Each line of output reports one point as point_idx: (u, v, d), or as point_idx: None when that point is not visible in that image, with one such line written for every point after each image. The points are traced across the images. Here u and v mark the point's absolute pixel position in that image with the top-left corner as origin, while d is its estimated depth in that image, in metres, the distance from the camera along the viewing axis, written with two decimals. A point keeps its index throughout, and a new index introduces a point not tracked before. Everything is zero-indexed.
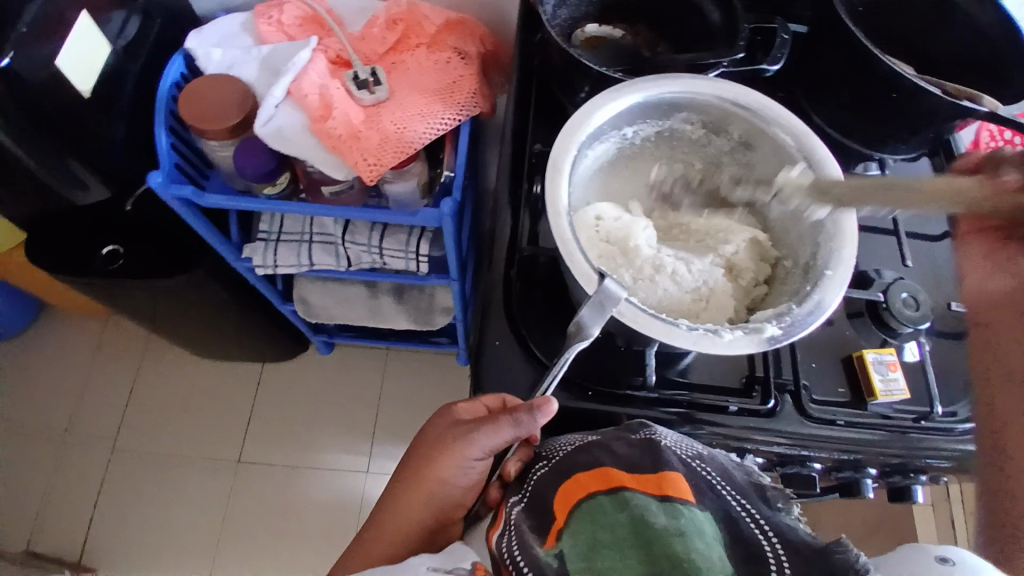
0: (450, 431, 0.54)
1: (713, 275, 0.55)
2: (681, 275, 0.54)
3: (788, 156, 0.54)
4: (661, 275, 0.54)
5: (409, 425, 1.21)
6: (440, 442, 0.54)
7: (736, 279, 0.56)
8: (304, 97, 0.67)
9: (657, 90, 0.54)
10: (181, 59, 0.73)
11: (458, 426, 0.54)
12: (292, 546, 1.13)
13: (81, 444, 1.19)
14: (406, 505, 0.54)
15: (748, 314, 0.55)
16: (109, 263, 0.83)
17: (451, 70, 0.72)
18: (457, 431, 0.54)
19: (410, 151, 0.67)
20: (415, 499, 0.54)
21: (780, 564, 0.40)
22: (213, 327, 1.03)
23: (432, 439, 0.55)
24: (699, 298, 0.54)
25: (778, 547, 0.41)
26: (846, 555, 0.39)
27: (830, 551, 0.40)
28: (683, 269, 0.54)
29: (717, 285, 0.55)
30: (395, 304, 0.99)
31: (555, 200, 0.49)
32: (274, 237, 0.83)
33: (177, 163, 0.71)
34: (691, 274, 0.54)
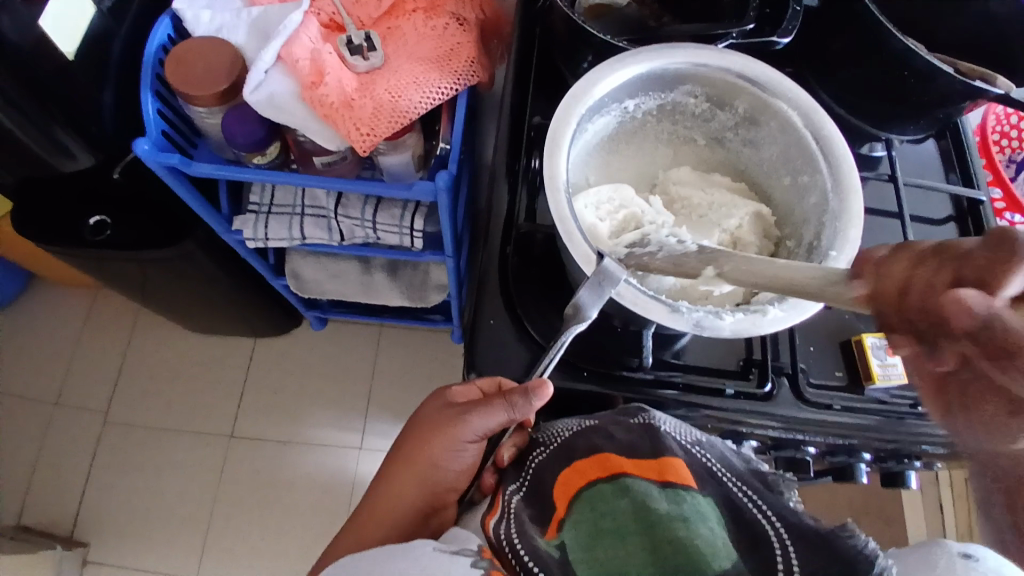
0: (444, 413, 0.53)
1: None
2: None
3: (796, 132, 0.53)
4: None
5: (403, 403, 1.21)
6: (432, 425, 0.53)
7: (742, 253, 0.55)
8: (295, 63, 0.65)
9: (661, 61, 0.52)
10: (167, 21, 0.70)
11: (451, 409, 0.53)
12: (284, 521, 1.13)
13: (71, 416, 1.18)
14: (400, 486, 0.53)
15: None
16: (96, 233, 0.81)
17: (448, 37, 0.69)
18: (450, 413, 0.53)
19: (405, 122, 0.65)
20: (408, 480, 0.53)
21: (787, 557, 0.38)
22: (205, 301, 1.02)
23: (424, 422, 0.54)
24: None
25: (781, 532, 0.40)
26: (853, 539, 0.37)
27: (837, 537, 0.38)
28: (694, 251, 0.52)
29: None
30: (389, 280, 0.97)
31: (554, 175, 0.48)
32: (265, 210, 0.81)
33: (165, 131, 0.68)
34: None
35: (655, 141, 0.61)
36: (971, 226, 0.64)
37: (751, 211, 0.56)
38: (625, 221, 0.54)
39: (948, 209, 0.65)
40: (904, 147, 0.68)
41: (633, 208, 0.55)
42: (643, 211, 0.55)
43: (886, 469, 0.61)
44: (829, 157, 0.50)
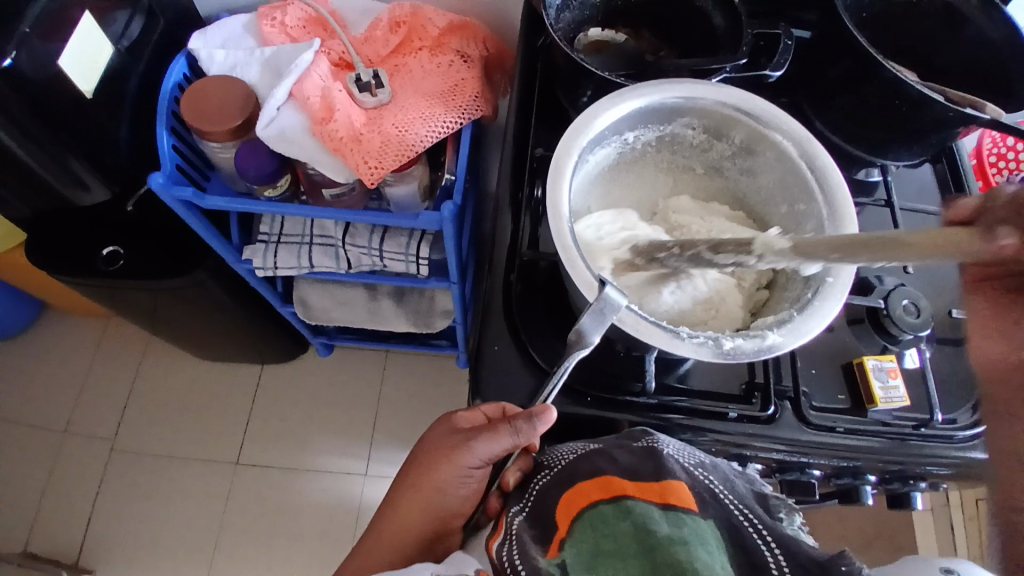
0: (449, 439, 0.54)
1: (722, 283, 0.55)
2: (689, 283, 0.54)
3: (791, 162, 0.54)
4: (674, 290, 0.53)
5: (408, 428, 1.21)
6: (438, 450, 0.54)
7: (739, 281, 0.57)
8: (306, 99, 0.67)
9: (658, 95, 0.54)
10: (183, 60, 0.73)
11: (456, 434, 0.54)
12: (290, 548, 1.12)
13: (79, 443, 1.19)
14: (406, 510, 0.54)
15: (752, 318, 0.55)
16: (109, 263, 0.82)
17: (453, 73, 0.72)
18: (456, 439, 0.54)
19: (411, 154, 0.67)
20: (414, 504, 0.54)
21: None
22: (214, 328, 1.03)
23: (429, 448, 0.55)
24: (709, 306, 0.54)
25: (781, 560, 0.40)
26: (850, 568, 0.39)
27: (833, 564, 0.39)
28: (693, 278, 0.54)
29: (724, 293, 0.54)
30: (395, 307, 0.99)
31: (557, 205, 0.49)
32: (275, 240, 0.83)
33: (178, 165, 0.71)
34: (702, 282, 0.54)
35: (655, 170, 0.63)
36: None
37: (748, 238, 0.57)
38: (628, 244, 0.56)
39: None
40: (900, 173, 0.70)
41: (635, 231, 0.56)
42: (642, 233, 0.57)
43: (892, 492, 0.61)
44: (822, 185, 0.52)
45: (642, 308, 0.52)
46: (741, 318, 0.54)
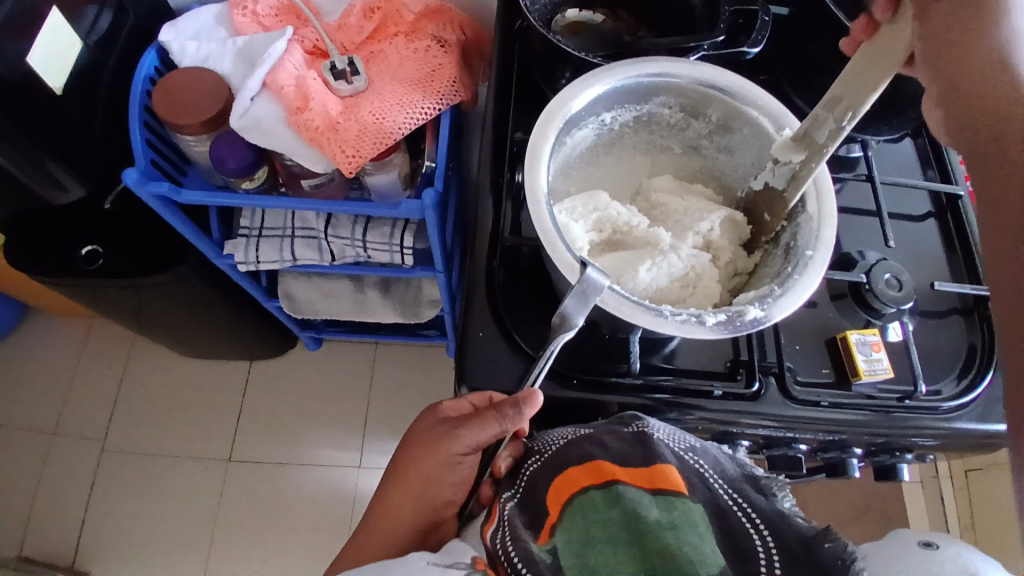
0: (435, 429, 0.54)
1: (700, 260, 0.54)
2: (664, 261, 0.53)
3: (768, 138, 0.54)
4: (653, 267, 0.53)
5: (401, 419, 1.21)
6: (426, 441, 0.54)
7: (715, 258, 0.56)
8: (280, 88, 0.66)
9: (635, 74, 0.53)
10: (154, 52, 0.71)
11: (444, 424, 0.54)
12: (286, 542, 1.12)
13: (68, 446, 1.18)
14: (398, 504, 0.54)
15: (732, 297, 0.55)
16: (88, 262, 0.81)
17: (430, 58, 0.71)
18: (443, 429, 0.53)
19: (390, 142, 0.66)
20: (406, 496, 0.54)
21: (771, 561, 0.41)
22: (200, 325, 1.02)
23: (417, 440, 0.55)
24: (686, 283, 0.54)
25: (769, 543, 0.41)
26: (837, 545, 0.40)
27: (819, 543, 0.41)
28: (671, 256, 0.53)
29: (704, 270, 0.54)
30: (382, 298, 0.98)
31: (535, 188, 0.49)
32: (256, 234, 0.82)
33: (154, 160, 0.70)
34: (680, 260, 0.54)
35: (633, 151, 0.63)
36: (950, 220, 0.66)
37: (723, 215, 0.57)
38: (605, 224, 0.56)
39: (927, 206, 0.67)
40: (882, 147, 0.70)
41: (612, 211, 0.56)
42: (619, 213, 0.56)
43: (878, 464, 0.62)
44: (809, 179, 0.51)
45: (621, 287, 0.52)
46: (718, 294, 0.54)
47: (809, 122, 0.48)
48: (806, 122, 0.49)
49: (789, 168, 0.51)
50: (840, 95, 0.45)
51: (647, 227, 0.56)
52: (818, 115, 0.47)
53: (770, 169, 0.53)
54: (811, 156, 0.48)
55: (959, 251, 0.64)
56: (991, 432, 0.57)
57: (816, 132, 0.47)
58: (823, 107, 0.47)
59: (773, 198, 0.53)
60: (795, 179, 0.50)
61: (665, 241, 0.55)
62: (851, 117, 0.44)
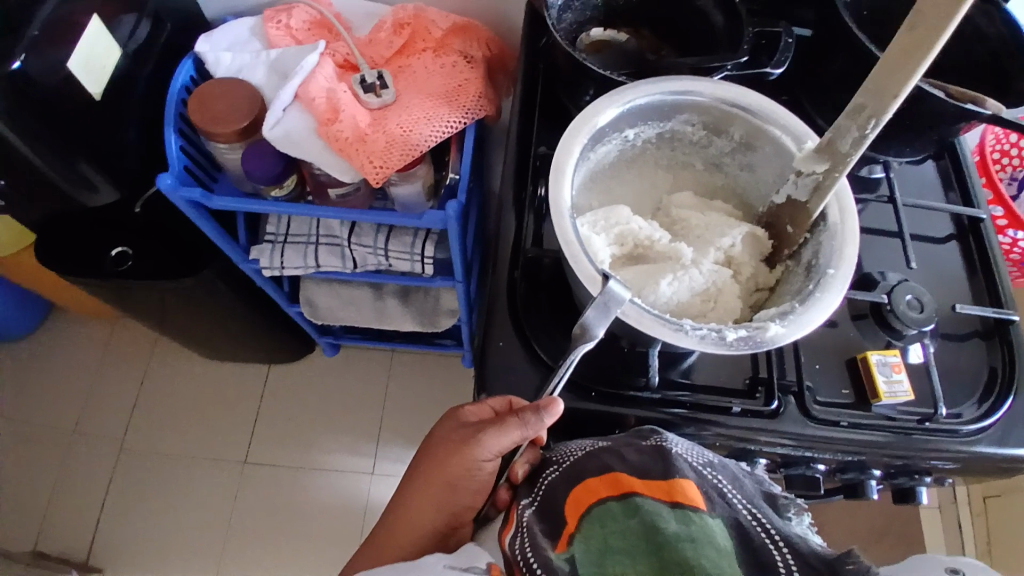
0: (458, 433, 0.54)
1: (721, 276, 0.55)
2: (686, 275, 0.54)
3: (789, 158, 0.54)
4: (673, 283, 0.53)
5: (414, 428, 1.22)
6: (449, 445, 0.54)
7: (736, 274, 0.56)
8: (312, 100, 0.68)
9: (659, 92, 0.54)
10: (190, 62, 0.74)
11: (466, 428, 0.54)
12: (298, 547, 1.13)
13: (87, 444, 1.20)
14: (419, 505, 0.55)
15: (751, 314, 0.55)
16: (118, 264, 0.84)
17: (457, 73, 0.73)
18: (465, 433, 0.54)
19: (416, 154, 0.68)
20: (427, 499, 0.54)
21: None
22: (221, 328, 1.04)
23: (440, 442, 0.55)
24: (707, 297, 0.54)
25: (789, 558, 0.41)
26: (859, 566, 0.39)
27: (840, 564, 0.40)
28: (692, 270, 0.54)
29: (725, 285, 0.55)
30: (401, 306, 1.00)
31: (558, 201, 0.50)
32: (281, 240, 0.84)
33: (186, 166, 0.72)
34: (701, 275, 0.54)
35: (655, 167, 0.63)
36: (973, 243, 0.66)
37: (745, 231, 0.57)
38: (627, 238, 0.56)
39: (949, 228, 0.67)
40: (903, 168, 0.70)
41: (634, 225, 0.57)
42: (640, 227, 0.57)
43: (897, 487, 0.62)
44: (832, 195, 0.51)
45: (641, 300, 0.52)
46: (738, 311, 0.54)
47: (831, 133, 0.48)
48: (828, 132, 0.49)
49: (813, 178, 0.51)
50: (860, 103, 0.44)
51: (669, 242, 0.56)
52: (841, 124, 0.47)
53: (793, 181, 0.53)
54: (835, 166, 0.48)
55: (980, 274, 0.64)
56: (1014, 456, 0.57)
57: (839, 141, 0.47)
58: (845, 116, 0.46)
59: (796, 209, 0.53)
60: (819, 189, 0.50)
61: (687, 256, 0.55)
62: (876, 124, 0.44)
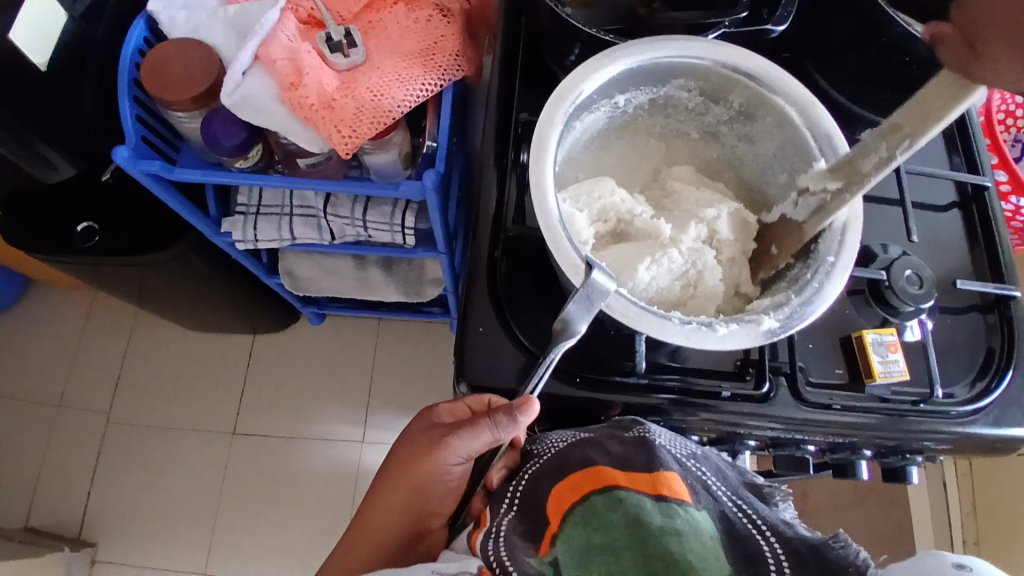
0: (429, 433, 0.53)
1: (701, 257, 0.51)
2: (665, 258, 0.50)
3: (793, 130, 0.50)
4: (653, 265, 0.50)
5: (403, 395, 1.21)
6: (418, 445, 0.53)
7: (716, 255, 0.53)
8: (273, 62, 0.63)
9: (651, 55, 0.50)
10: (142, 22, 0.67)
11: (438, 429, 0.53)
12: (290, 515, 1.14)
13: (76, 416, 1.19)
14: (386, 508, 0.53)
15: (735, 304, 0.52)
16: (85, 240, 0.78)
17: (432, 29, 0.67)
18: (436, 433, 0.53)
19: (389, 121, 0.63)
20: (395, 502, 0.53)
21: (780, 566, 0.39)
22: (201, 301, 1.01)
23: (410, 442, 0.54)
24: (687, 283, 0.51)
25: (776, 548, 0.40)
26: (845, 550, 0.39)
27: (828, 548, 0.39)
28: (671, 251, 0.51)
29: (706, 267, 0.51)
30: (384, 276, 0.97)
31: (539, 180, 0.46)
32: (254, 211, 0.80)
33: (145, 136, 0.67)
34: (681, 256, 0.51)
35: (647, 135, 0.59)
36: (976, 213, 0.62)
37: (728, 213, 0.54)
38: (608, 214, 0.53)
39: (952, 196, 0.64)
40: None
41: (616, 200, 0.53)
42: (623, 200, 0.54)
43: (888, 466, 0.61)
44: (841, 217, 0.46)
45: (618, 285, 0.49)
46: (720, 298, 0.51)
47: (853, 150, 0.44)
48: (851, 150, 0.45)
49: (821, 195, 0.47)
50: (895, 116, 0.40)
51: (651, 218, 0.53)
52: (871, 141, 0.42)
53: (796, 199, 0.50)
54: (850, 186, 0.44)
55: (981, 247, 0.61)
56: (1008, 436, 0.55)
57: (861, 160, 0.43)
58: (878, 133, 0.41)
59: (788, 230, 0.51)
60: (822, 210, 0.46)
61: (666, 235, 0.52)
62: (907, 149, 0.39)
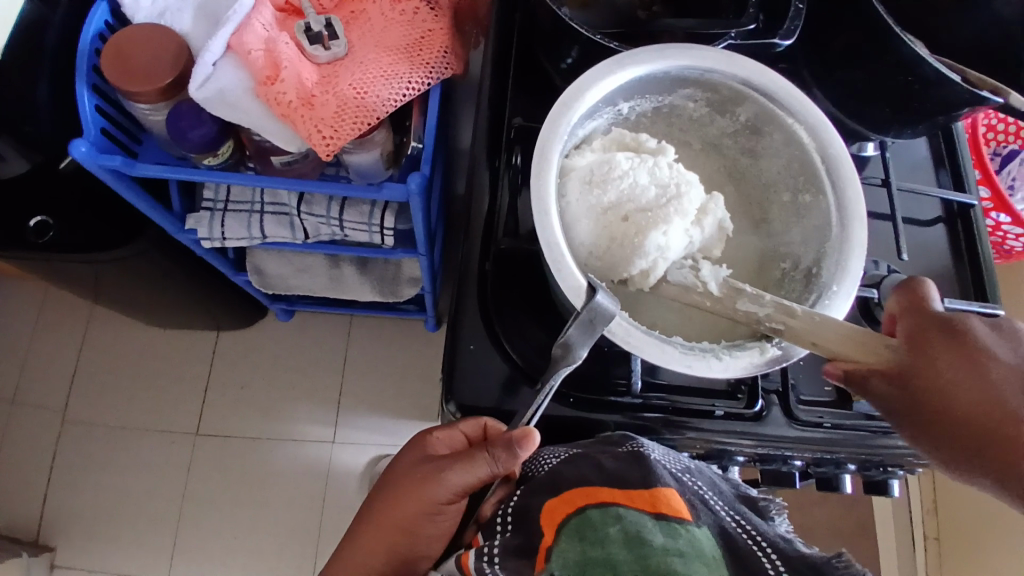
0: (421, 467, 0.50)
1: (685, 176, 0.50)
2: (649, 161, 0.50)
3: (801, 150, 0.49)
4: (637, 166, 0.49)
5: (376, 395, 1.18)
6: (409, 479, 0.50)
7: (702, 219, 0.50)
8: (247, 53, 0.58)
9: (662, 63, 0.48)
10: (104, 5, 0.62)
11: (429, 463, 0.50)
12: (259, 518, 1.10)
13: (27, 415, 1.12)
14: (370, 547, 0.50)
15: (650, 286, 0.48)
16: (38, 235, 0.72)
17: (420, 24, 0.64)
18: (428, 467, 0.50)
19: (372, 120, 0.59)
20: (380, 541, 0.50)
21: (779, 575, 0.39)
22: (163, 297, 0.95)
23: (401, 475, 0.51)
24: (665, 190, 0.49)
25: (776, 562, 0.40)
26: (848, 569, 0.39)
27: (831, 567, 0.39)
28: (656, 159, 0.50)
29: (688, 184, 0.49)
30: (358, 275, 0.93)
31: (541, 194, 0.44)
32: (221, 207, 0.75)
33: (104, 128, 0.61)
34: (665, 168, 0.50)
35: None
36: (961, 229, 0.63)
37: (716, 219, 0.50)
38: (612, 146, 0.52)
39: (937, 212, 0.64)
40: (896, 145, 0.66)
41: (618, 132, 0.52)
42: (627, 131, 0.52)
43: (870, 479, 0.61)
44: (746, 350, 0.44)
45: (578, 177, 0.49)
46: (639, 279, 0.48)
47: (747, 292, 0.45)
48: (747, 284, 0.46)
49: (690, 279, 0.48)
50: (808, 315, 0.42)
51: (654, 143, 0.52)
52: (765, 295, 0.44)
53: (687, 262, 0.49)
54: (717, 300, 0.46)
55: (966, 264, 0.62)
56: None
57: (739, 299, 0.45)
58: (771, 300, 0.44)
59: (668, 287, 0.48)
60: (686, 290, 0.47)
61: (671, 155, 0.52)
62: (777, 337, 0.43)
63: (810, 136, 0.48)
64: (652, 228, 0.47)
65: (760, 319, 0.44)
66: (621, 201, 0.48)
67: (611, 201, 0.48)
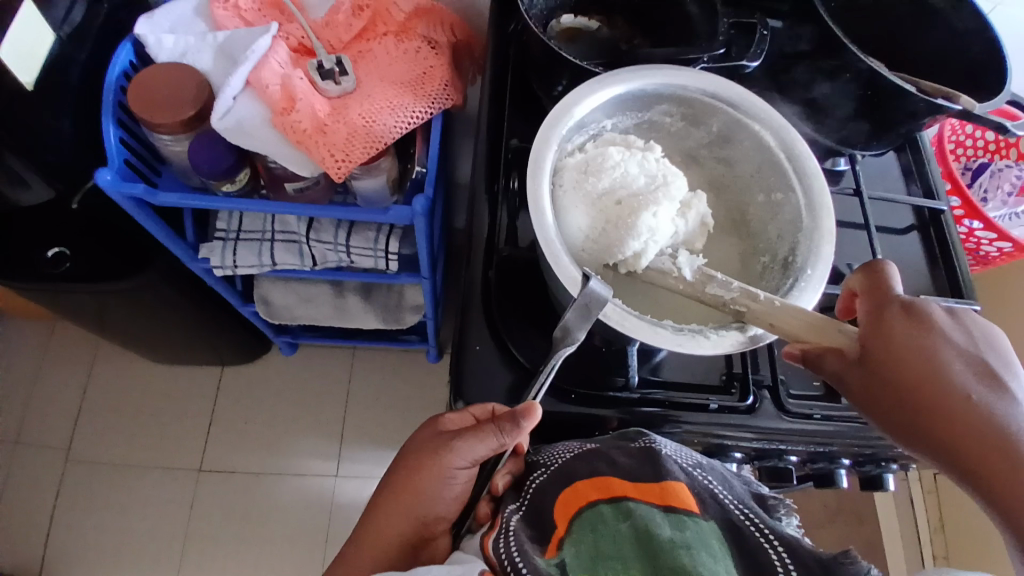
0: (432, 441, 0.51)
1: (669, 169, 0.54)
2: (638, 154, 0.54)
3: (767, 150, 0.54)
4: (625, 159, 0.53)
5: (379, 427, 1.18)
6: (422, 452, 0.51)
7: (687, 210, 0.55)
8: (265, 87, 0.63)
9: (638, 82, 0.53)
10: (129, 46, 0.68)
11: (439, 437, 0.51)
12: (261, 554, 1.08)
13: (30, 454, 1.12)
14: (387, 518, 0.51)
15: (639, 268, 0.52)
16: (54, 266, 0.77)
17: (421, 60, 0.69)
18: (439, 441, 0.51)
19: (380, 146, 0.64)
20: (397, 511, 0.51)
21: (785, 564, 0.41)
22: (172, 330, 0.98)
23: (414, 451, 0.52)
24: (654, 179, 0.53)
25: (784, 557, 0.41)
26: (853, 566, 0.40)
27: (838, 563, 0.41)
28: (644, 153, 0.54)
29: (673, 178, 0.54)
30: (363, 303, 0.97)
31: (537, 199, 0.48)
32: (233, 236, 0.79)
33: (127, 159, 0.65)
34: (652, 162, 0.54)
35: None
36: (932, 234, 0.67)
37: (699, 214, 0.55)
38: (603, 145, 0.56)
39: (909, 220, 0.68)
40: (865, 161, 0.71)
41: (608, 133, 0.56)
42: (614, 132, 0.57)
43: (864, 474, 0.63)
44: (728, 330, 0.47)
45: (571, 174, 0.53)
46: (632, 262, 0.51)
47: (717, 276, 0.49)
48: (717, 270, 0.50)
49: (669, 264, 0.51)
50: (768, 300, 0.45)
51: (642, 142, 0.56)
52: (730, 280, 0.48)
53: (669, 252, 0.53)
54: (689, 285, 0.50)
55: (941, 266, 0.65)
56: None
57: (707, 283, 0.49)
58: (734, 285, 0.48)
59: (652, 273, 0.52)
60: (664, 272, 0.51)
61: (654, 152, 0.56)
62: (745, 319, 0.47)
63: (777, 140, 0.53)
64: (643, 210, 0.51)
65: (726, 300, 0.47)
66: (615, 191, 0.52)
67: (605, 193, 0.52)
